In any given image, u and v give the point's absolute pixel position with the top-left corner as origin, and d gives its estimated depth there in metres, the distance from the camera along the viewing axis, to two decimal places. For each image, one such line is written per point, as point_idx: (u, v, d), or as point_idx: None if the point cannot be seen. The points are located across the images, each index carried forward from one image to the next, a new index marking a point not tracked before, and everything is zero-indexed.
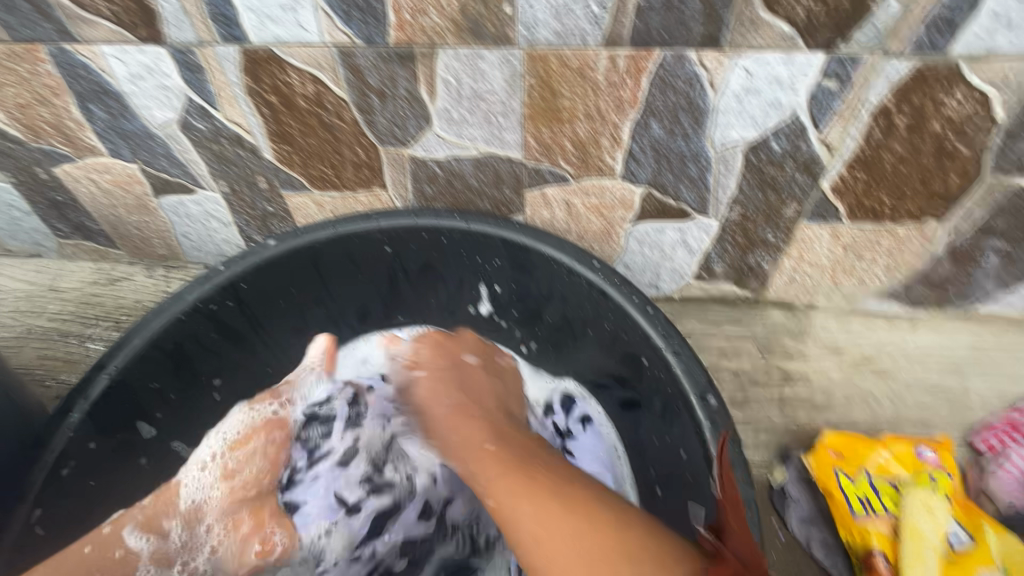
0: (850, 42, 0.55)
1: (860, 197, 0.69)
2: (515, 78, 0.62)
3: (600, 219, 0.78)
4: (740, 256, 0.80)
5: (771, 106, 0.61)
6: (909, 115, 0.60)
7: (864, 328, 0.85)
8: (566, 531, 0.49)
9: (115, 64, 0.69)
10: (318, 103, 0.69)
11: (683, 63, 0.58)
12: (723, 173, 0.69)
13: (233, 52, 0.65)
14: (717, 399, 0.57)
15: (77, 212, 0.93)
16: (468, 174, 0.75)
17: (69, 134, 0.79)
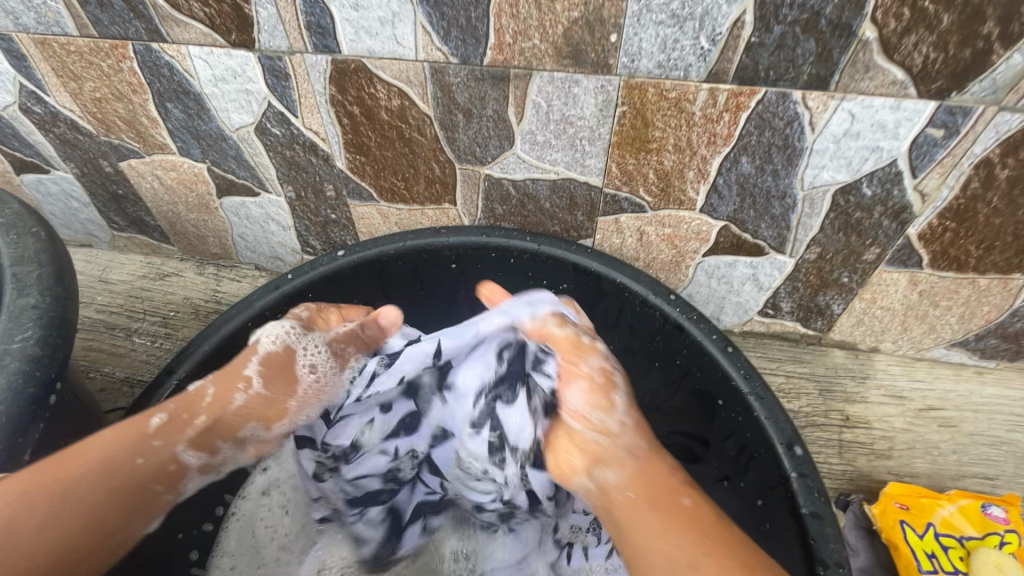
0: (964, 93, 0.53)
1: (946, 247, 0.67)
2: (608, 105, 0.61)
3: (670, 249, 0.76)
4: (810, 296, 0.78)
5: (869, 150, 0.60)
6: (1013, 168, 0.58)
7: (928, 376, 0.84)
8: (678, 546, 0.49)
9: (201, 66, 0.68)
10: (400, 118, 0.69)
11: (786, 102, 0.57)
12: (807, 213, 0.67)
13: (323, 62, 0.64)
14: (804, 449, 0.56)
15: (136, 207, 0.93)
16: (542, 197, 0.74)
17: (142, 130, 0.79)
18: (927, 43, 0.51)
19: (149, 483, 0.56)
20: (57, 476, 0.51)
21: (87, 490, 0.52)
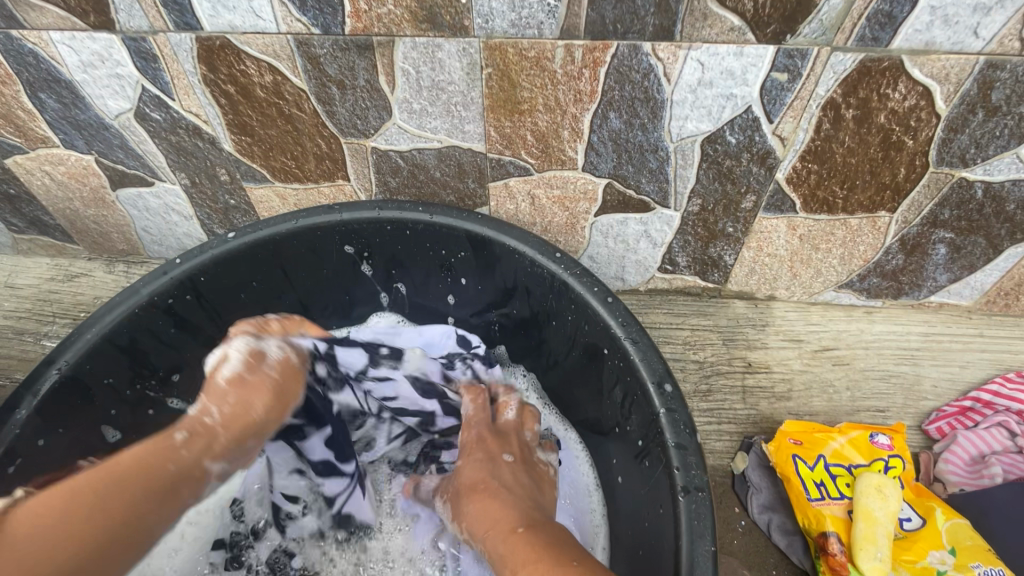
0: (797, 36, 0.56)
1: (814, 189, 0.70)
2: (473, 68, 0.63)
3: (563, 211, 0.78)
4: (702, 248, 0.81)
5: (724, 99, 0.62)
6: (857, 107, 0.61)
7: (823, 319, 0.88)
8: None
9: (66, 51, 0.67)
10: (278, 94, 0.68)
11: (638, 55, 0.59)
12: (682, 164, 0.70)
13: (187, 40, 0.64)
14: (673, 386, 0.58)
15: (31, 206, 0.91)
16: (431, 166, 0.75)
17: (21, 124, 0.77)
18: None
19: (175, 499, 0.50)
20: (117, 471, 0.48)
21: (125, 488, 0.47)
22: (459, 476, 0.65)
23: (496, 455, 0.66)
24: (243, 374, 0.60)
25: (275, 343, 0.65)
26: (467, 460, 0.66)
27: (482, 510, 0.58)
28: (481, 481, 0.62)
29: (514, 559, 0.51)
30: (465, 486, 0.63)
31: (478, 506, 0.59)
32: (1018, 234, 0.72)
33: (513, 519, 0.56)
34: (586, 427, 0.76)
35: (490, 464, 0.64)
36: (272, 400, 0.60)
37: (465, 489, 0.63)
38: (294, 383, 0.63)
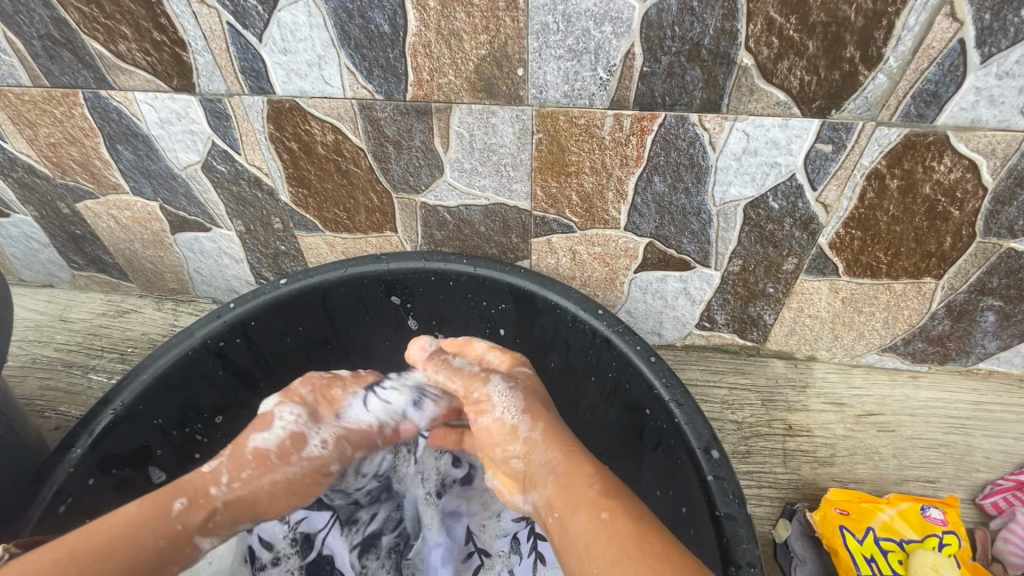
0: (841, 111, 0.58)
1: (857, 254, 0.71)
2: (525, 133, 0.66)
3: (603, 267, 0.80)
4: (742, 307, 0.81)
5: (769, 167, 0.64)
6: (901, 178, 0.62)
7: (865, 383, 0.86)
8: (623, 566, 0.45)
9: (147, 110, 0.73)
10: (337, 152, 0.73)
11: (685, 125, 0.61)
12: (724, 227, 0.71)
13: (260, 102, 0.68)
14: (720, 452, 0.57)
15: (94, 246, 0.96)
16: (477, 221, 0.78)
17: (96, 172, 0.83)
18: (800, 68, 0.55)
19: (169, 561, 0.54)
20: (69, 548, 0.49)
21: (117, 562, 0.50)
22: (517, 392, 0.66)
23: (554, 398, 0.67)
24: (271, 456, 0.62)
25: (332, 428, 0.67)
26: (525, 383, 0.67)
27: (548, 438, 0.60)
28: (545, 407, 0.64)
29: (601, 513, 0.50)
30: (528, 408, 0.63)
31: (544, 431, 0.61)
32: None
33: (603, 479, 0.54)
34: None
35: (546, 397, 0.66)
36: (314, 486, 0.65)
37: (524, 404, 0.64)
38: (313, 483, 0.65)
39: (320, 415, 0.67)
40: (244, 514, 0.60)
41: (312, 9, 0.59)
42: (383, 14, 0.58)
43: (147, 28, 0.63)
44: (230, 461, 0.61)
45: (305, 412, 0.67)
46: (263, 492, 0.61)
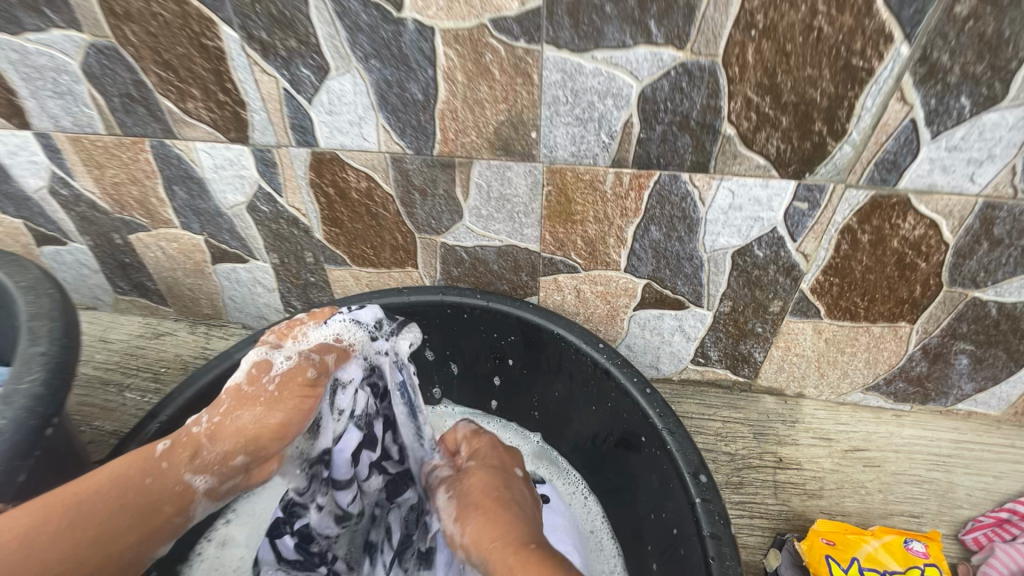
0: (814, 174, 0.66)
1: (836, 298, 0.77)
2: (536, 185, 0.74)
3: (605, 304, 0.87)
4: (733, 344, 0.87)
5: (753, 220, 0.72)
6: (871, 233, 0.70)
7: (852, 420, 0.91)
8: None
9: (204, 157, 0.83)
10: (369, 197, 0.82)
11: (677, 182, 0.70)
12: (714, 271, 0.78)
13: (304, 153, 0.78)
14: (707, 476, 0.63)
15: (140, 273, 1.05)
16: (491, 261, 0.86)
17: (152, 209, 0.92)
18: (776, 138, 0.64)
19: (158, 504, 0.59)
20: (59, 504, 0.55)
21: (93, 511, 0.55)
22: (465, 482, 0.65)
23: (506, 465, 0.68)
24: (243, 386, 0.65)
25: (287, 352, 0.69)
26: (476, 467, 0.67)
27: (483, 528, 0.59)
28: (481, 499, 0.62)
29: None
30: (460, 509, 0.63)
31: (477, 528, 0.60)
32: None
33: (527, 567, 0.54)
34: (621, 511, 0.79)
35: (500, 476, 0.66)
36: (299, 400, 0.65)
37: (469, 496, 0.63)
38: (296, 396, 0.65)
39: (287, 341, 0.70)
40: (235, 446, 0.62)
41: (357, 79, 0.69)
42: (418, 85, 0.68)
43: (214, 91, 0.74)
44: (210, 406, 0.65)
45: (267, 344, 0.69)
46: (246, 416, 0.63)
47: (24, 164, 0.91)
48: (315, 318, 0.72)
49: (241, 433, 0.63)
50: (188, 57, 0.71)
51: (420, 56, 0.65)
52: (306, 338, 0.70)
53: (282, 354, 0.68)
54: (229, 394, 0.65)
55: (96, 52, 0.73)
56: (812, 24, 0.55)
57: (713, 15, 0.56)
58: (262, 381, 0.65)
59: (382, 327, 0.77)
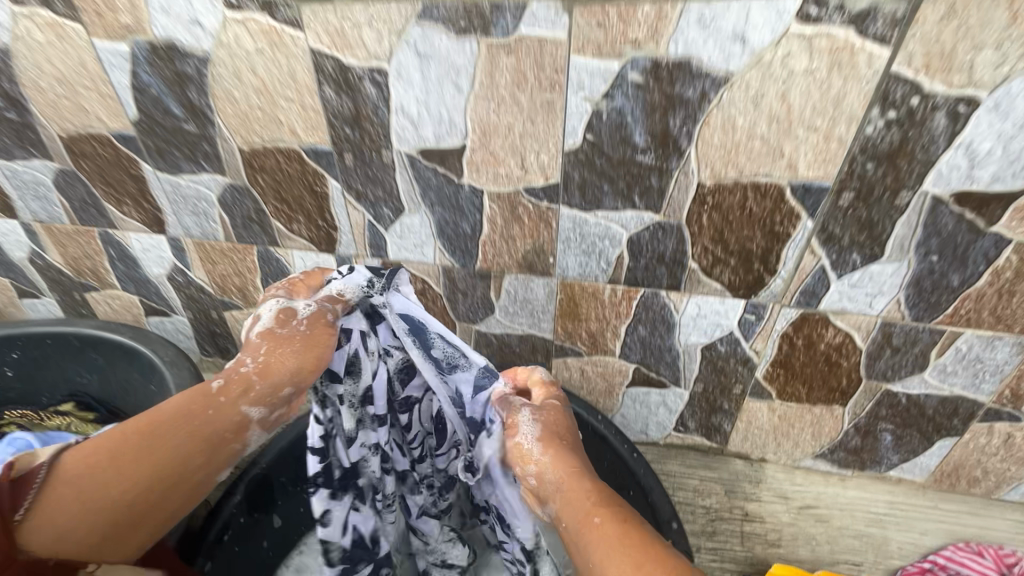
0: (757, 296, 0.90)
1: (784, 384, 0.99)
2: (552, 293, 0.99)
3: (604, 381, 1.10)
4: (707, 417, 1.09)
5: (715, 325, 0.95)
6: (804, 338, 0.93)
7: (805, 481, 1.11)
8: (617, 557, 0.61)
9: (298, 260, 1.08)
10: (422, 293, 1.06)
11: (657, 296, 0.94)
12: (688, 360, 1.01)
13: (377, 262, 1.04)
14: (678, 524, 0.83)
15: (226, 340, 1.29)
16: (514, 344, 1.09)
17: (247, 294, 1.17)
18: (727, 271, 0.88)
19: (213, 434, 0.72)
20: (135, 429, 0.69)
21: (156, 436, 0.69)
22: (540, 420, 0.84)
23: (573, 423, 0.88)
24: (275, 329, 0.76)
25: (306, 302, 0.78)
26: (551, 409, 0.86)
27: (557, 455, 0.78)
28: (558, 434, 0.82)
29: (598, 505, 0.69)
30: (542, 437, 0.81)
31: (554, 454, 0.78)
32: (942, 431, 0.98)
33: (597, 492, 0.71)
34: None
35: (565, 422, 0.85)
36: (321, 340, 0.76)
37: (544, 430, 0.82)
38: (323, 335, 0.76)
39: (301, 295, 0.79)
40: (266, 386, 0.75)
41: (423, 216, 0.94)
42: (468, 223, 0.93)
43: (315, 218, 1.00)
44: (248, 350, 0.76)
45: (281, 297, 0.78)
46: (274, 356, 0.75)
47: (153, 257, 1.17)
48: (316, 282, 0.81)
49: (273, 369, 0.75)
50: (301, 196, 0.97)
51: (471, 206, 0.91)
52: (320, 291, 0.80)
53: (304, 303, 0.77)
54: (260, 342, 0.75)
55: (232, 189, 1.00)
56: (745, 205, 0.80)
57: (678, 194, 0.81)
58: (285, 339, 0.75)
59: (373, 284, 0.79)
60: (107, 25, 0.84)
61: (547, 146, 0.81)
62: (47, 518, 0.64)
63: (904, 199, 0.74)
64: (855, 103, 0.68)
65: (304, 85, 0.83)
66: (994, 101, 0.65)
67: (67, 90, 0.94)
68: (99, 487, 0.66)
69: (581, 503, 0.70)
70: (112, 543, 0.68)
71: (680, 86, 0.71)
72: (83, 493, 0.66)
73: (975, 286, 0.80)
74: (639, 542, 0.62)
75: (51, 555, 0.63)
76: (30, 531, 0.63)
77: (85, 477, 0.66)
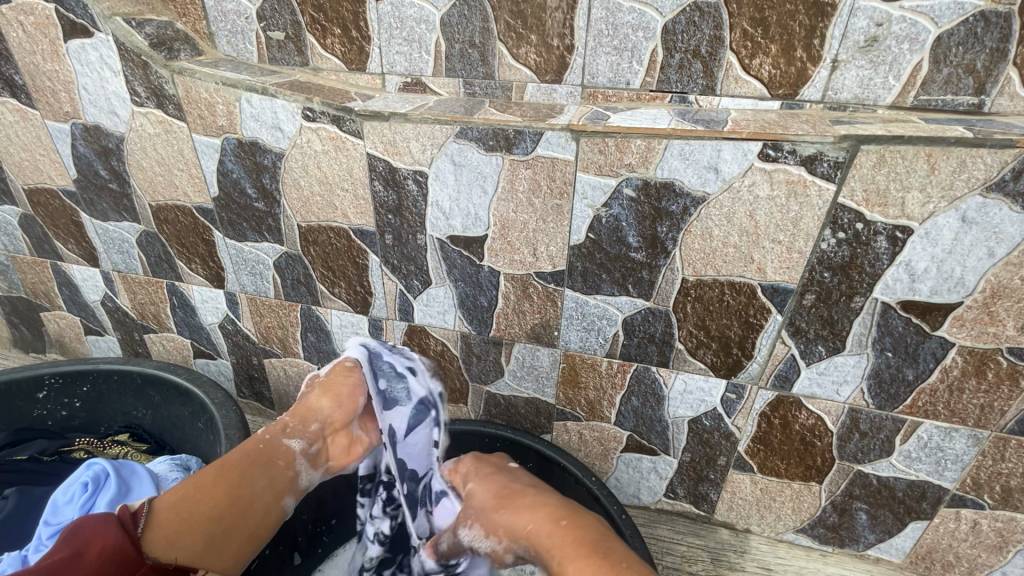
0: (737, 377, 1.01)
1: (764, 459, 1.09)
2: (555, 362, 1.11)
3: (600, 445, 1.20)
4: (694, 485, 1.18)
5: (700, 400, 1.06)
6: (780, 418, 1.03)
7: (788, 554, 1.17)
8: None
9: (335, 318, 1.24)
10: (441, 354, 1.20)
11: (649, 371, 1.06)
12: (676, 431, 1.11)
13: (403, 324, 1.18)
14: None
15: (261, 384, 1.44)
16: (519, 405, 1.21)
17: (287, 344, 1.33)
18: (710, 353, 1.00)
19: (273, 471, 0.87)
20: (219, 468, 0.84)
21: (235, 471, 0.85)
22: (477, 493, 0.91)
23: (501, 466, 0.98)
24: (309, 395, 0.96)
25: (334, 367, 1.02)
26: (474, 483, 0.94)
27: (508, 516, 0.84)
28: (496, 495, 0.89)
29: (565, 559, 0.72)
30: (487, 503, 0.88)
31: (501, 515, 0.85)
32: (913, 513, 1.05)
33: (550, 535, 0.77)
34: None
35: (497, 480, 0.93)
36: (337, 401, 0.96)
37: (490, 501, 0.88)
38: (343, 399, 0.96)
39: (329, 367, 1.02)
40: (310, 432, 0.92)
41: (447, 289, 1.10)
42: (485, 297, 1.08)
43: (355, 284, 1.16)
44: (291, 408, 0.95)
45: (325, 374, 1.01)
46: (343, 395, 0.96)
47: (209, 307, 1.34)
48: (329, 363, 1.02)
49: (318, 420, 0.93)
50: (344, 265, 1.14)
51: (489, 283, 1.06)
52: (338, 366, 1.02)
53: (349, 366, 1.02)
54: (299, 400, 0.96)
55: (287, 256, 1.17)
56: (723, 298, 0.93)
57: (665, 287, 0.95)
58: (316, 399, 0.95)
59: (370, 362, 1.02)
60: (206, 125, 1.04)
61: (556, 240, 0.96)
62: (159, 536, 0.76)
63: (859, 303, 0.87)
64: (811, 225, 0.82)
65: (358, 179, 1.01)
66: (925, 231, 0.78)
67: (163, 170, 1.14)
68: (189, 513, 0.79)
69: (557, 559, 0.74)
70: (213, 545, 0.79)
71: (665, 201, 0.86)
72: (186, 506, 0.79)
73: (928, 381, 0.91)
74: (584, 553, 0.72)
75: (170, 560, 0.75)
76: (148, 548, 0.75)
77: (187, 498, 0.80)
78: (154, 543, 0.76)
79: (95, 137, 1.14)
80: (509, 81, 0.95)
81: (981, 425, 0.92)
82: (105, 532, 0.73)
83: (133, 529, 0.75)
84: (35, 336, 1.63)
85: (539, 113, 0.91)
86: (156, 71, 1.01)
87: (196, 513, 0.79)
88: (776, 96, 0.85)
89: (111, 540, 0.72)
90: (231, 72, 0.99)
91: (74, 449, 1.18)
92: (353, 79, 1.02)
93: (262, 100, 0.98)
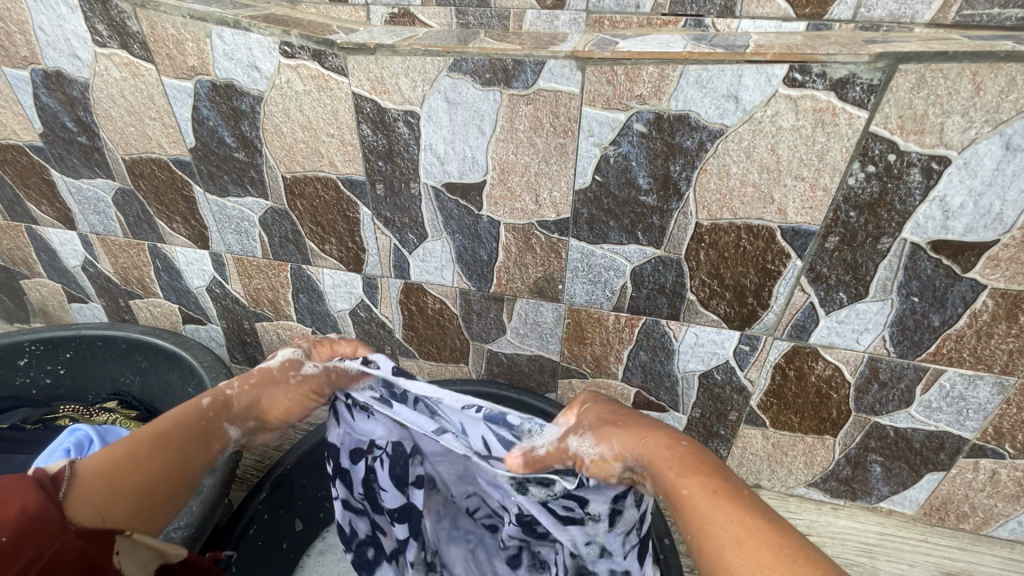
0: (751, 328, 0.96)
1: (777, 413, 1.05)
2: (560, 317, 1.06)
3: None
4: (703, 441, 1.15)
5: (712, 354, 1.01)
6: (796, 370, 0.99)
7: (798, 508, 1.15)
8: (757, 555, 0.51)
9: (327, 278, 1.17)
10: (440, 313, 1.15)
11: (658, 324, 1.01)
12: (685, 386, 1.07)
13: (399, 283, 1.13)
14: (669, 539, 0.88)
15: (254, 349, 1.39)
16: (522, 363, 1.17)
17: (278, 306, 1.27)
18: (723, 303, 0.95)
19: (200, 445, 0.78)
20: (151, 433, 0.74)
21: (172, 441, 0.74)
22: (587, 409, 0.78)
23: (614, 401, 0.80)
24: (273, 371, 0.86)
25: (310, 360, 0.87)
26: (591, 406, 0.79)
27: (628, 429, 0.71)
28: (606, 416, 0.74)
29: (683, 476, 0.61)
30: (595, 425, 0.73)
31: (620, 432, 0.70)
32: (930, 464, 1.02)
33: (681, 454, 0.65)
34: None
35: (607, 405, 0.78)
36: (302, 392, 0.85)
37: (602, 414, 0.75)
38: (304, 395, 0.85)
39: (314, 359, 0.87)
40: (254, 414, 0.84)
41: (445, 242, 1.03)
42: (485, 250, 1.02)
43: (346, 240, 1.10)
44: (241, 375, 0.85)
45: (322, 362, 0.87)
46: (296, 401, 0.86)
47: (195, 269, 1.28)
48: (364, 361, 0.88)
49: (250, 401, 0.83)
50: (334, 220, 1.07)
51: (488, 235, 0.99)
52: None
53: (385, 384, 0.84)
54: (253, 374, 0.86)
55: (272, 212, 1.10)
56: (739, 244, 0.87)
57: (676, 233, 0.89)
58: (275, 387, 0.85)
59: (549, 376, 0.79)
60: (176, 66, 0.95)
61: (560, 184, 0.89)
62: (86, 499, 0.64)
63: (886, 244, 0.81)
64: (838, 157, 0.75)
65: (344, 124, 0.93)
66: (963, 160, 0.72)
67: (134, 119, 1.05)
68: (114, 479, 0.67)
69: (667, 472, 0.62)
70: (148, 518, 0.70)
71: (679, 136, 0.79)
72: (118, 472, 0.67)
73: (955, 327, 0.86)
74: (731, 511, 0.56)
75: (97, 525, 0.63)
76: (72, 511, 0.62)
77: (120, 458, 0.69)
78: (75, 504, 0.63)
79: (58, 84, 1.05)
80: (506, 8, 0.87)
81: (1009, 372, 0.87)
82: (26, 491, 0.59)
83: (55, 491, 0.62)
84: (18, 306, 1.57)
85: (540, 41, 0.82)
86: (116, 5, 0.91)
87: (116, 478, 0.67)
88: (802, 17, 0.77)
89: (37, 497, 0.59)
90: (200, 5, 0.90)
91: (59, 417, 1.13)
92: (335, 12, 0.92)
93: (235, 36, 0.89)
